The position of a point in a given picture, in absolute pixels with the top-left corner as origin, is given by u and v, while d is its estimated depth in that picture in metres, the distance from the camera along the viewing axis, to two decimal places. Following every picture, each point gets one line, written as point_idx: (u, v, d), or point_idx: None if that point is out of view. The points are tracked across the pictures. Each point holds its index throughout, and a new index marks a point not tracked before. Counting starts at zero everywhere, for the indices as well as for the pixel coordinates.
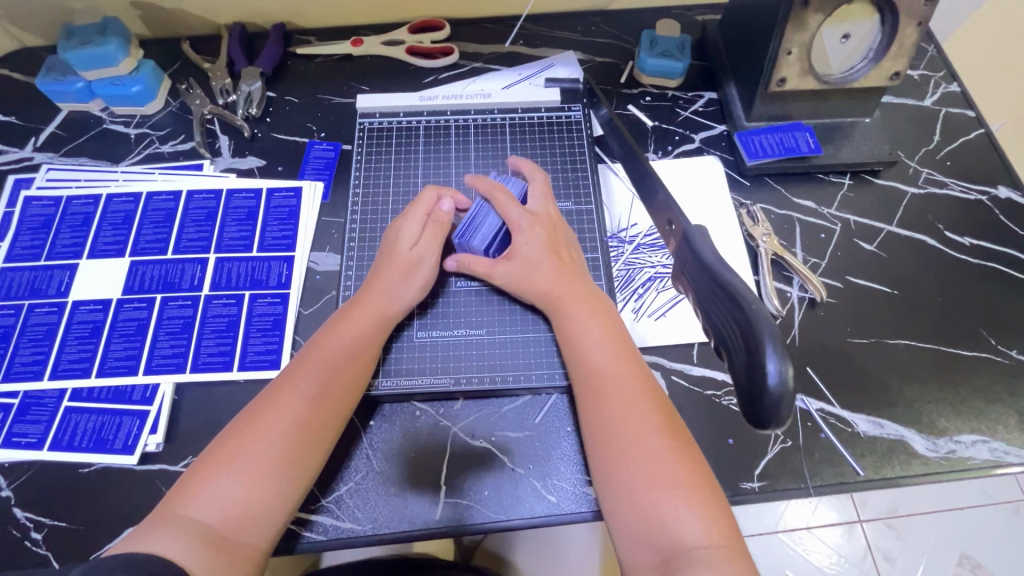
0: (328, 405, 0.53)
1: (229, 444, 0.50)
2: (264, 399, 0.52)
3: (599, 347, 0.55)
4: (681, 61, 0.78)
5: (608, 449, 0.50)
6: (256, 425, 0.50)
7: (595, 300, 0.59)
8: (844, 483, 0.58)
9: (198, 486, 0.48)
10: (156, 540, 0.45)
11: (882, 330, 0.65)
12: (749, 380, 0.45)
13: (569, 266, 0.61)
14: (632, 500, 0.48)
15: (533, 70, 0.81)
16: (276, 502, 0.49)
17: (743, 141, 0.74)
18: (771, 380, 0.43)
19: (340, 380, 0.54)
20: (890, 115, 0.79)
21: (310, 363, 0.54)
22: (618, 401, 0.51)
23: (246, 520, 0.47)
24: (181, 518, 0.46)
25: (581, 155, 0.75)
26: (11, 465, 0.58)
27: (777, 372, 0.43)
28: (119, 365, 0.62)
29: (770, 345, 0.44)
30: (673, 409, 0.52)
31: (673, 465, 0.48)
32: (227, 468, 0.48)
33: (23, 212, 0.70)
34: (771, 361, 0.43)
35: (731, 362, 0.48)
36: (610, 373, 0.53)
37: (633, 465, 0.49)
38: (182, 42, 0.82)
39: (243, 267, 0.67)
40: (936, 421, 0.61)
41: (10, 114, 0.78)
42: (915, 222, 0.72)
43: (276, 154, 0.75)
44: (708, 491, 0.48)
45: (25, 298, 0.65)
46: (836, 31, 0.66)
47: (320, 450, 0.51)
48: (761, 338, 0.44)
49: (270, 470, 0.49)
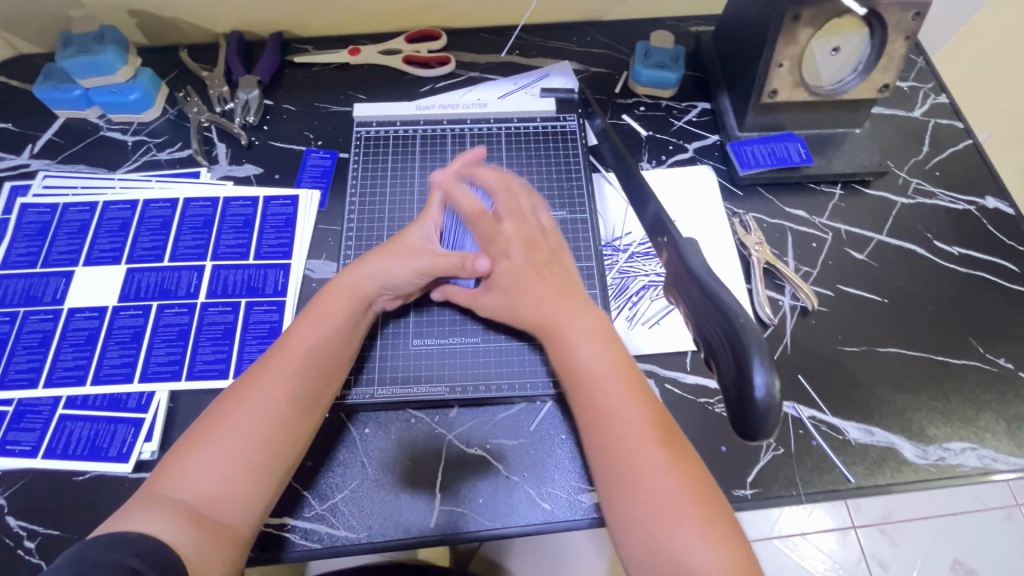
0: (303, 396, 0.53)
1: (206, 428, 0.50)
2: (236, 386, 0.52)
3: (599, 368, 0.53)
4: (675, 72, 0.79)
5: (616, 476, 0.49)
6: (232, 410, 0.50)
7: (586, 312, 0.57)
8: (835, 490, 0.59)
9: (178, 467, 0.48)
10: (137, 521, 0.44)
11: (873, 338, 0.66)
12: (737, 391, 0.46)
13: (556, 289, 0.58)
14: (642, 529, 0.46)
15: (529, 80, 0.82)
16: (256, 486, 0.49)
17: (736, 151, 0.75)
18: (759, 394, 0.44)
19: (319, 371, 0.55)
20: (881, 126, 0.80)
21: (280, 357, 0.54)
22: (626, 435, 0.49)
23: (224, 499, 0.47)
24: (162, 498, 0.46)
25: (575, 164, 0.76)
26: (4, 474, 0.58)
27: (764, 385, 0.44)
28: (114, 373, 0.62)
29: (758, 357, 0.44)
30: (671, 427, 0.51)
31: (677, 488, 0.47)
32: (207, 451, 0.48)
33: (19, 219, 0.70)
34: (759, 373, 0.44)
35: (719, 372, 0.49)
36: (614, 402, 0.51)
37: (639, 493, 0.47)
38: (180, 50, 0.83)
39: (240, 274, 0.68)
40: (926, 428, 0.62)
41: (7, 120, 0.78)
42: (905, 232, 0.73)
43: (274, 162, 0.76)
44: (722, 522, 0.47)
45: (20, 306, 0.65)
46: (826, 44, 0.69)
47: (292, 436, 0.52)
48: (749, 351, 0.45)
49: (249, 458, 0.49)
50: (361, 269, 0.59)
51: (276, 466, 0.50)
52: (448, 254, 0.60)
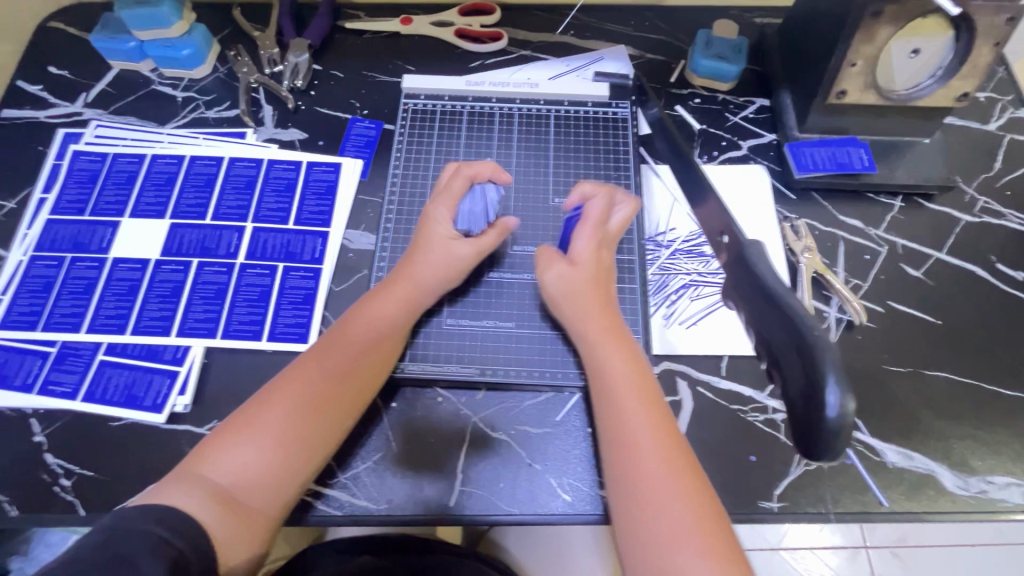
0: (346, 391, 0.54)
1: (254, 408, 0.51)
2: (289, 371, 0.53)
3: (615, 365, 0.54)
4: (735, 64, 0.76)
5: (626, 471, 0.49)
6: (283, 391, 0.52)
7: (612, 317, 0.57)
8: (866, 513, 0.57)
9: (214, 447, 0.49)
10: (173, 496, 0.46)
11: (921, 360, 0.63)
12: (804, 408, 0.44)
13: (597, 282, 0.59)
14: (651, 537, 0.46)
15: (582, 63, 0.80)
16: (290, 477, 0.50)
17: (794, 152, 0.72)
18: (830, 413, 0.41)
19: (360, 365, 0.55)
20: (952, 137, 0.76)
21: (335, 347, 0.55)
22: (637, 434, 0.50)
23: (254, 485, 0.48)
24: (193, 476, 0.47)
25: (625, 154, 0.73)
26: (45, 412, 0.59)
27: (836, 405, 0.41)
28: (153, 324, 0.63)
29: (832, 376, 0.42)
30: (682, 435, 0.51)
31: (687, 499, 0.47)
32: (246, 436, 0.49)
33: (71, 165, 0.72)
34: (832, 392, 0.42)
35: (783, 383, 0.46)
36: (626, 399, 0.52)
37: (652, 493, 0.47)
38: (233, 9, 0.83)
39: (279, 238, 0.68)
40: (969, 460, 0.59)
41: (63, 66, 0.79)
42: (967, 251, 0.69)
43: (319, 127, 0.76)
44: (733, 553, 0.45)
45: (68, 251, 0.67)
46: (906, 45, 0.63)
47: (328, 428, 0.52)
48: (822, 366, 0.43)
49: (288, 443, 0.50)
50: (414, 265, 0.60)
51: (317, 456, 0.51)
52: (486, 238, 0.62)
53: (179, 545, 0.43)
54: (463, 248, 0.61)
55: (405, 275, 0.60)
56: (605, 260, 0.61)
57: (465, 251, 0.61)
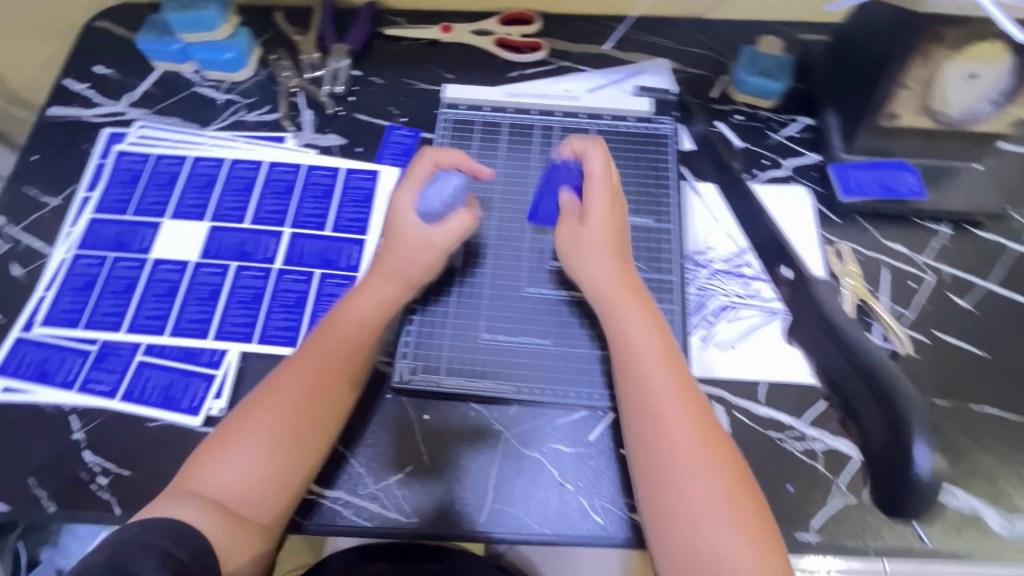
0: (331, 388, 0.53)
1: (240, 417, 0.51)
2: (273, 376, 0.53)
3: (638, 330, 0.55)
4: (780, 82, 0.74)
5: (652, 435, 0.50)
6: (267, 396, 0.52)
7: (630, 281, 0.58)
8: (907, 550, 0.55)
9: (207, 458, 0.49)
10: (168, 508, 0.47)
11: (968, 394, 0.61)
12: (890, 458, 0.50)
13: (615, 240, 0.60)
14: (671, 501, 0.47)
15: (622, 76, 0.79)
16: (280, 482, 0.50)
17: (839, 174, 0.71)
18: (922, 472, 0.46)
19: (342, 363, 0.54)
20: (1004, 163, 0.74)
21: (318, 348, 0.55)
22: (659, 399, 0.51)
23: (249, 489, 0.49)
24: (188, 488, 0.48)
25: (667, 171, 0.72)
26: (84, 410, 0.60)
27: (929, 464, 0.47)
28: (192, 327, 0.64)
29: (920, 433, 0.48)
30: (704, 403, 0.52)
31: (706, 473, 0.48)
32: (233, 442, 0.50)
33: (115, 165, 0.73)
34: (924, 452, 0.47)
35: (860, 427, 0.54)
36: (649, 366, 0.53)
37: (673, 461, 0.48)
38: (276, 13, 0.83)
39: (317, 244, 0.68)
40: (1017, 500, 0.57)
41: (110, 66, 0.80)
42: (1017, 282, 0.67)
43: (357, 133, 0.76)
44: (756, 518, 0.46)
45: (110, 251, 0.68)
46: (960, 70, 0.60)
47: (316, 427, 0.52)
48: (909, 420, 0.49)
49: (278, 445, 0.50)
50: (391, 259, 0.59)
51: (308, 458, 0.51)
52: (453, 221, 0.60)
53: (180, 558, 0.43)
54: (437, 239, 0.59)
55: (382, 273, 0.59)
56: (620, 217, 0.61)
57: (437, 239, 0.60)
